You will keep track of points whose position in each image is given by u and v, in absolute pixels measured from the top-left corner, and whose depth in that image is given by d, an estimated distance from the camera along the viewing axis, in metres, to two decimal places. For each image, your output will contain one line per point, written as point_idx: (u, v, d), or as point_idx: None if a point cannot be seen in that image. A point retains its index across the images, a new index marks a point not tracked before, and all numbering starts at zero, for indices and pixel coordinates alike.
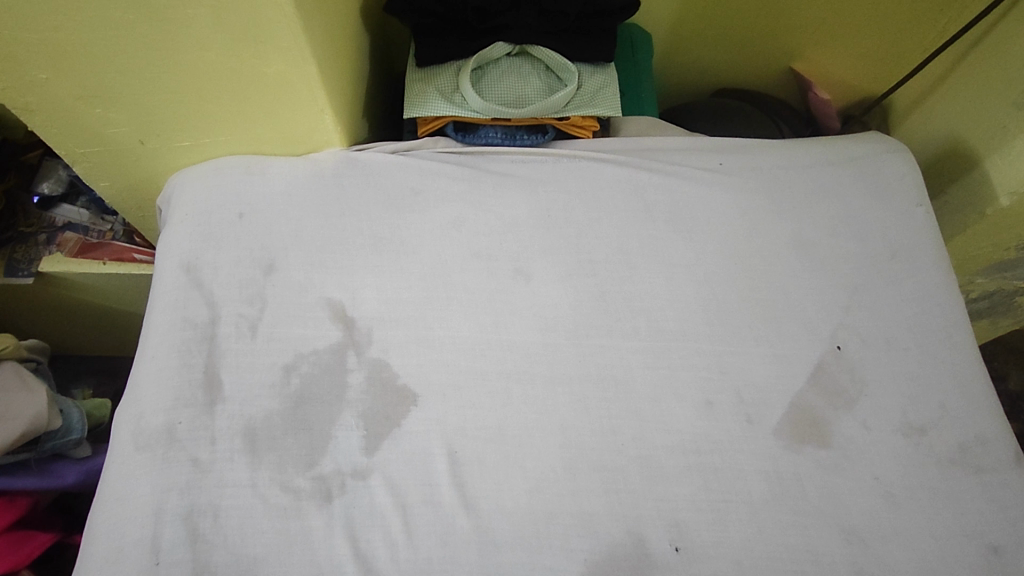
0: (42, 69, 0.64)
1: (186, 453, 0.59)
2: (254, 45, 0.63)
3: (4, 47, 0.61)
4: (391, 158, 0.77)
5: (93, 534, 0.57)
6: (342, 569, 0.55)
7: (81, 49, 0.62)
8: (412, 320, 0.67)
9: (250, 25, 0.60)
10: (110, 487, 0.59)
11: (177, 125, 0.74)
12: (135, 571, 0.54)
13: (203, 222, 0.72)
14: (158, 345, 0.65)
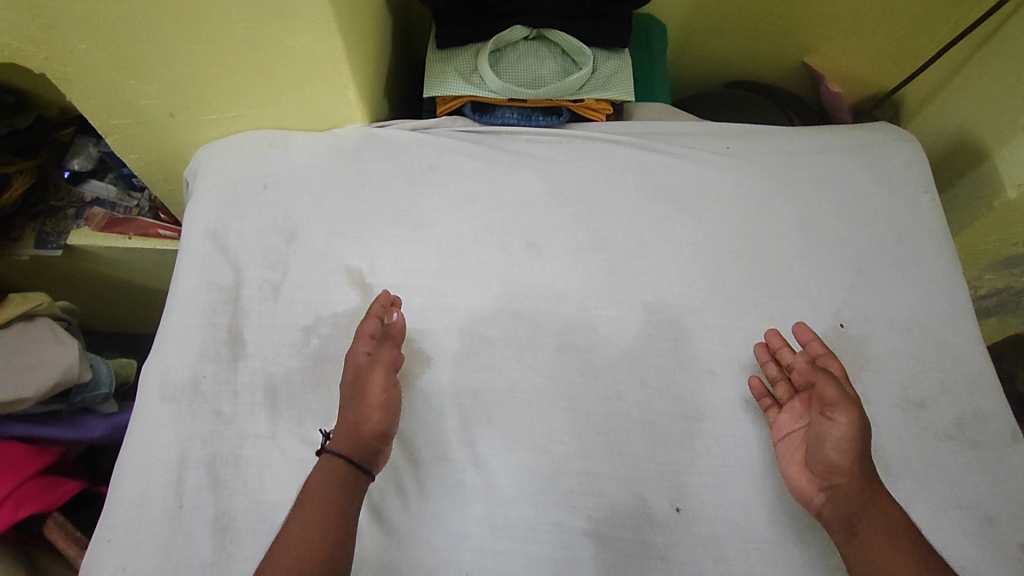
0: (82, 40, 0.67)
1: (209, 404, 0.62)
2: (281, 20, 0.65)
3: (49, 18, 0.64)
4: (409, 135, 0.79)
5: (119, 477, 0.60)
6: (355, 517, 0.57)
7: (119, 21, 0.65)
8: (427, 288, 0.69)
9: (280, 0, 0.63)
10: (137, 434, 0.62)
11: (205, 98, 0.77)
12: (159, 511, 0.57)
13: (229, 191, 0.75)
14: (184, 305, 0.68)
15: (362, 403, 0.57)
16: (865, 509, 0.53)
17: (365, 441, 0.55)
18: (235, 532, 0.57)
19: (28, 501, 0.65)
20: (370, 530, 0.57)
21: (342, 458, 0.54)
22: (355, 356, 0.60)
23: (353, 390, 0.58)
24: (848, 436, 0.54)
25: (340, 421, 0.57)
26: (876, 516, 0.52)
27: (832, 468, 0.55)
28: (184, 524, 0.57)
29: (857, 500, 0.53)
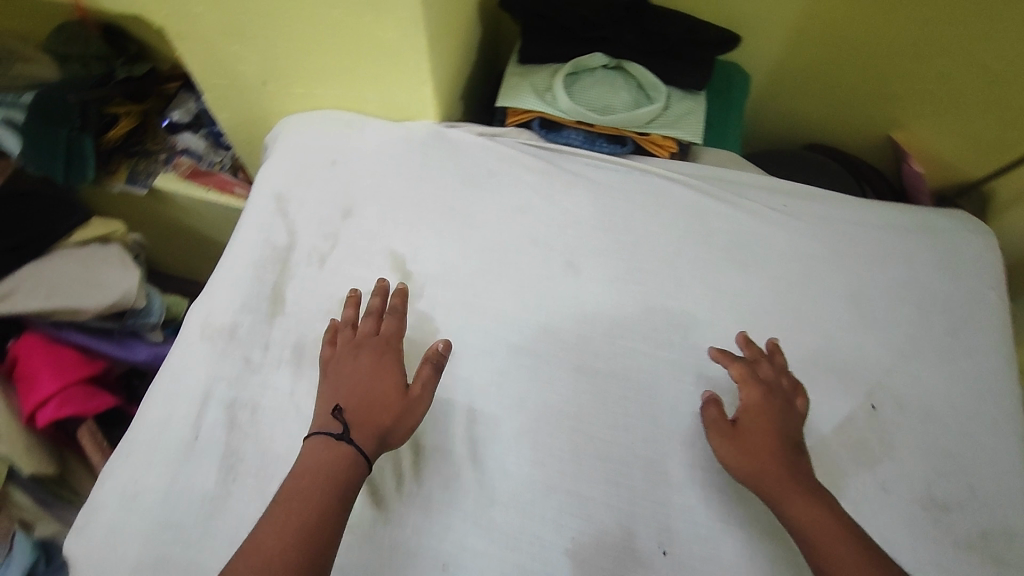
0: (202, 4, 0.75)
1: (242, 350, 0.66)
2: (372, 15, 0.71)
3: None
4: (475, 139, 0.82)
5: (148, 402, 0.65)
6: None
7: None
8: (463, 285, 0.72)
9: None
10: (172, 364, 0.66)
11: (297, 74, 0.84)
12: (177, 438, 0.61)
13: (302, 162, 0.81)
14: (239, 256, 0.74)
15: (396, 410, 0.58)
16: (776, 510, 0.56)
17: (382, 426, 0.57)
18: (238, 474, 0.60)
19: (68, 404, 0.70)
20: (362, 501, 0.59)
21: (364, 457, 0.55)
22: (388, 341, 0.63)
23: (386, 391, 0.59)
24: (729, 448, 0.59)
25: (366, 416, 0.57)
26: (793, 516, 0.54)
27: (735, 477, 0.59)
28: (194, 456, 0.60)
29: (766, 499, 0.57)
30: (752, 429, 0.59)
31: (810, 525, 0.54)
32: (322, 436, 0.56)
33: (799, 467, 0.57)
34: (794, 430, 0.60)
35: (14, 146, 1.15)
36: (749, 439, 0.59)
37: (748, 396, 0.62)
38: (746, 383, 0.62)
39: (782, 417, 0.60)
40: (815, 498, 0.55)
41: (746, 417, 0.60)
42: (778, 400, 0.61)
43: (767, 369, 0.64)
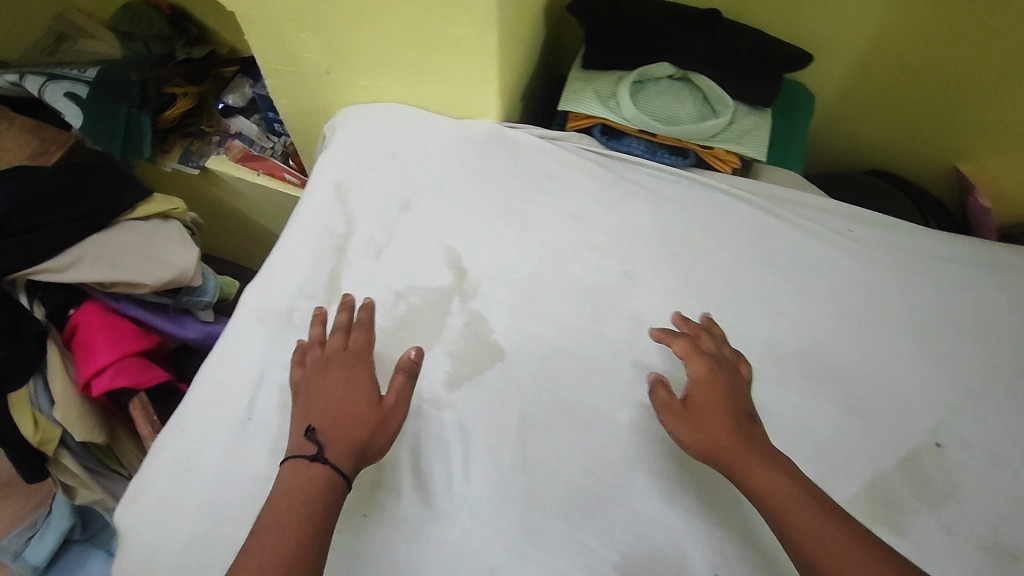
0: None
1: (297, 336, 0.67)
2: (444, 11, 0.71)
3: None
4: (535, 141, 0.81)
5: (201, 381, 0.65)
6: (398, 480, 0.60)
7: None
8: (519, 287, 0.72)
9: None
10: (228, 344, 0.67)
11: (361, 65, 0.84)
12: (230, 418, 0.62)
13: (362, 154, 0.82)
14: (297, 243, 0.75)
15: (372, 421, 0.57)
16: (738, 481, 0.55)
17: (359, 439, 0.56)
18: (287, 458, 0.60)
19: (123, 375, 0.70)
20: (414, 498, 0.59)
21: (343, 474, 0.54)
22: (357, 352, 0.63)
23: (361, 403, 0.58)
24: (683, 425, 0.58)
25: (341, 430, 0.56)
26: (754, 483, 0.54)
27: (692, 453, 0.58)
28: (246, 438, 0.60)
29: (727, 471, 0.56)
30: (702, 403, 0.59)
31: (774, 490, 0.53)
32: (297, 460, 0.54)
33: (751, 434, 0.57)
34: (743, 399, 0.60)
35: (74, 117, 1.18)
36: (702, 414, 0.58)
37: (694, 371, 0.61)
38: (692, 358, 0.62)
39: (730, 388, 0.60)
40: (775, 463, 0.55)
41: (696, 391, 0.60)
42: (722, 371, 0.62)
43: (709, 343, 0.64)
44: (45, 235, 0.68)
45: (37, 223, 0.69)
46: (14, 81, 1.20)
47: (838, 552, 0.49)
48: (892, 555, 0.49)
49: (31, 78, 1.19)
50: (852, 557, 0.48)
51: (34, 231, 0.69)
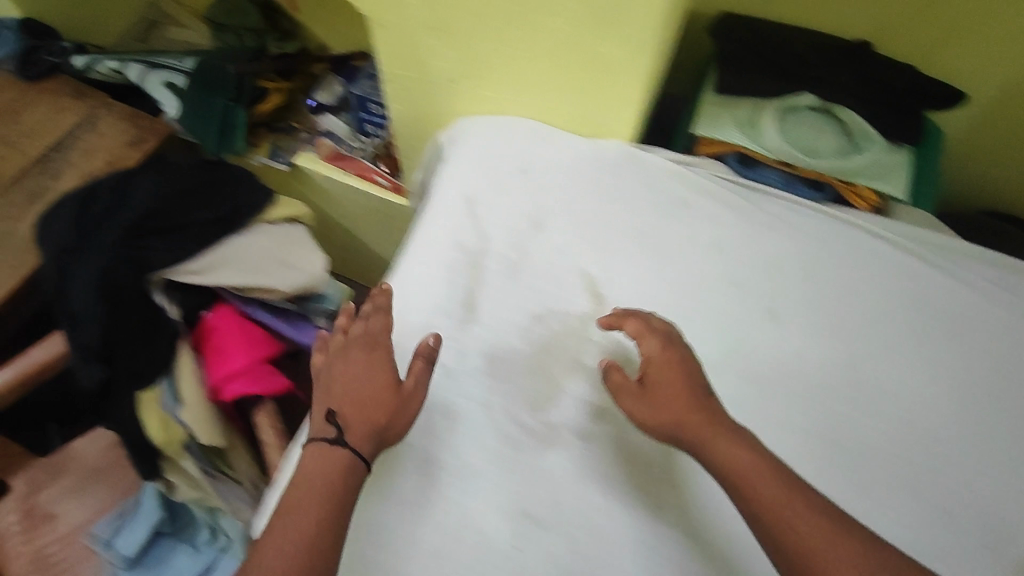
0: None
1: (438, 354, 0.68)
2: (605, 25, 0.69)
3: None
4: (669, 166, 0.79)
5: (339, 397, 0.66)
6: (554, 505, 0.62)
7: None
8: (659, 318, 0.72)
9: (618, 11, 0.67)
10: None
11: (490, 75, 0.82)
12: None
13: (492, 169, 0.80)
14: (430, 258, 0.74)
15: (388, 408, 0.60)
16: (703, 459, 0.57)
17: (373, 423, 0.58)
18: (436, 480, 0.62)
19: (253, 383, 0.73)
20: (484, 494, 0.62)
21: (362, 458, 0.57)
22: (376, 334, 0.64)
23: (378, 391, 0.60)
24: (646, 408, 0.60)
25: (359, 415, 0.59)
26: (718, 458, 0.56)
27: (653, 432, 0.60)
28: (399, 453, 0.63)
29: (690, 450, 0.57)
30: (659, 384, 0.60)
31: (739, 463, 0.55)
32: (318, 446, 0.58)
33: (712, 409, 0.58)
34: (695, 370, 0.61)
35: (173, 108, 1.20)
36: (663, 394, 0.59)
37: (649, 349, 0.62)
38: (647, 336, 0.63)
39: (683, 363, 0.61)
40: (740, 438, 0.56)
41: (651, 372, 0.61)
42: (677, 346, 0.62)
43: (658, 319, 0.65)
44: (188, 233, 0.70)
45: (181, 221, 0.71)
46: (117, 68, 1.23)
47: (794, 514, 0.51)
48: (848, 521, 0.52)
49: (132, 67, 1.22)
50: (807, 520, 0.51)
51: (179, 229, 0.71)
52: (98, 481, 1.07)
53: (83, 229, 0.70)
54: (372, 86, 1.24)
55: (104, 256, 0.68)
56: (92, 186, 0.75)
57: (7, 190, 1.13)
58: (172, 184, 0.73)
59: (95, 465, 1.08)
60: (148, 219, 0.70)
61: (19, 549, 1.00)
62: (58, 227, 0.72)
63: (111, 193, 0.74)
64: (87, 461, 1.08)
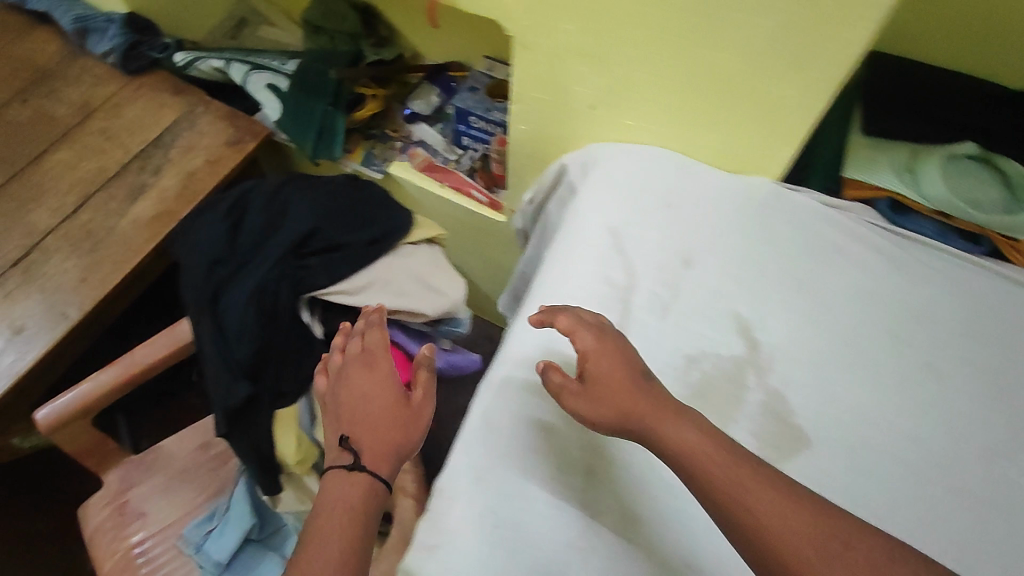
0: (574, 20, 0.74)
1: None
2: (784, 67, 0.68)
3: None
4: (819, 209, 0.78)
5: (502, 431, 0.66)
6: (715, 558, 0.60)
7: (629, 18, 0.71)
8: (813, 367, 0.70)
9: (803, 49, 0.66)
10: (525, 393, 0.68)
11: (636, 104, 0.81)
12: (541, 475, 0.64)
13: (637, 200, 0.79)
14: (575, 291, 0.73)
15: (404, 421, 0.61)
16: (654, 445, 0.57)
17: (388, 436, 0.60)
18: (599, 525, 0.62)
19: None
20: (579, 513, 0.62)
21: (382, 477, 0.58)
22: (371, 347, 0.65)
23: (391, 405, 0.61)
24: (595, 402, 0.59)
25: (372, 434, 0.59)
26: (666, 441, 0.55)
27: (603, 424, 0.59)
28: (560, 496, 0.63)
29: (640, 438, 0.57)
30: (607, 378, 0.60)
31: (685, 443, 0.55)
32: (337, 471, 0.58)
33: (646, 391, 0.59)
34: (635, 360, 0.63)
35: (273, 110, 1.19)
36: (606, 387, 0.59)
37: (584, 343, 0.62)
38: (584, 330, 0.63)
39: (622, 354, 0.62)
40: (684, 416, 0.57)
41: (588, 365, 0.61)
42: (609, 336, 0.63)
43: (591, 315, 0.65)
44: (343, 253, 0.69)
45: (338, 241, 0.70)
46: (220, 67, 1.22)
47: (752, 486, 0.51)
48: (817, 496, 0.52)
49: (236, 66, 1.21)
50: (765, 492, 0.51)
51: (335, 249, 0.69)
52: (187, 481, 1.08)
53: (233, 247, 0.69)
54: (474, 99, 1.19)
55: (260, 272, 0.66)
56: (223, 200, 0.74)
57: (109, 184, 1.14)
58: (319, 200, 0.73)
59: (185, 465, 1.09)
60: (305, 237, 0.69)
61: (114, 544, 1.02)
62: (196, 242, 0.70)
63: (250, 207, 0.72)
64: (177, 460, 1.09)
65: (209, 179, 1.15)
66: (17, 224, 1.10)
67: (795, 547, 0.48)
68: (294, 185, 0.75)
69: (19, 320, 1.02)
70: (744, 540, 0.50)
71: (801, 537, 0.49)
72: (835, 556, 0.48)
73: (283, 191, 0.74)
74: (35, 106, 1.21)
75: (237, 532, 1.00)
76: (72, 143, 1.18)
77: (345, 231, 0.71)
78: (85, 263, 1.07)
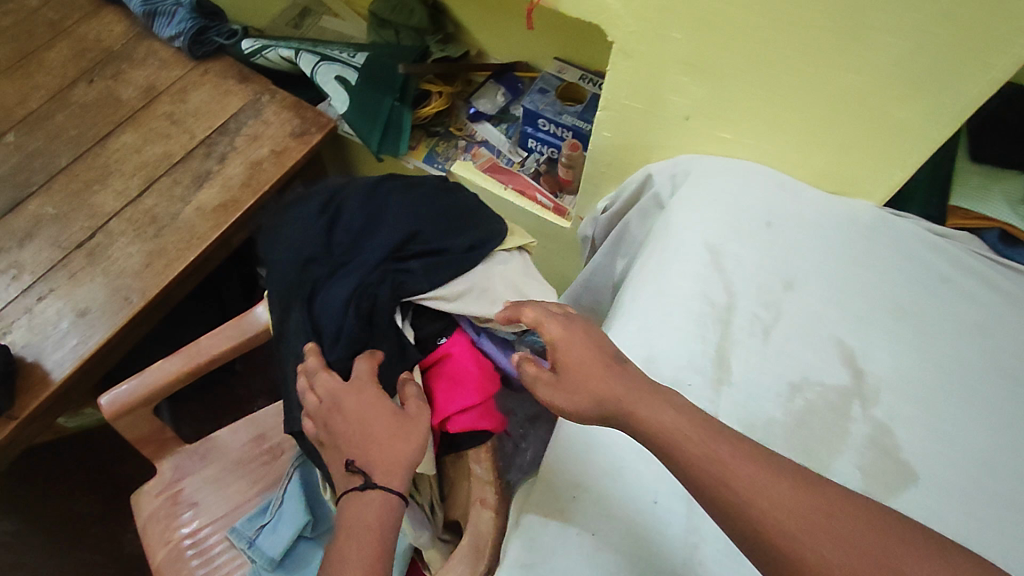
0: (685, 30, 0.72)
1: None
2: (905, 90, 0.66)
3: (681, 5, 0.70)
4: (922, 236, 0.77)
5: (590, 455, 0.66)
6: None
7: (746, 32, 0.68)
8: (921, 401, 0.68)
9: (934, 74, 0.64)
10: None
11: (737, 119, 0.78)
12: (637, 495, 0.63)
13: (735, 217, 0.77)
14: (673, 310, 0.72)
15: (404, 430, 0.61)
16: (638, 429, 0.55)
17: (393, 448, 0.59)
18: (702, 550, 0.60)
19: (483, 418, 0.69)
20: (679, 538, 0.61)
21: (394, 490, 0.57)
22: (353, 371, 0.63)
23: (387, 420, 0.60)
24: (567, 394, 0.58)
25: (375, 453, 0.58)
26: (645, 422, 0.54)
27: (588, 413, 0.57)
28: (659, 517, 0.62)
29: (623, 423, 0.56)
30: (576, 369, 0.58)
31: (664, 427, 0.53)
32: (350, 496, 0.58)
33: (619, 372, 0.58)
34: (606, 345, 0.61)
35: (340, 102, 1.18)
36: (573, 375, 0.58)
37: (552, 331, 0.61)
38: (549, 320, 0.62)
39: (590, 341, 0.60)
40: (662, 398, 0.55)
41: (559, 352, 0.60)
42: (576, 323, 0.62)
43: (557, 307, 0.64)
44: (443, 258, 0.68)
45: (438, 246, 0.69)
46: (289, 56, 1.23)
47: (728, 460, 0.50)
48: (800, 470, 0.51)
49: (305, 56, 1.22)
50: (741, 465, 0.50)
51: (434, 253, 0.69)
52: (241, 474, 1.06)
53: (330, 244, 0.68)
54: (545, 101, 1.16)
55: (360, 273, 0.66)
56: (318, 193, 0.72)
57: (173, 169, 1.13)
58: (418, 201, 0.72)
59: (239, 457, 1.08)
60: (406, 240, 0.68)
61: (166, 534, 1.01)
62: (291, 235, 0.69)
63: (346, 203, 0.71)
64: (231, 452, 1.08)
65: (275, 171, 1.13)
66: (82, 206, 1.09)
67: (784, 524, 0.47)
68: (391, 183, 0.73)
69: (82, 303, 1.01)
70: (724, 514, 0.49)
71: (785, 513, 0.47)
72: (820, 528, 0.47)
73: (380, 187, 0.73)
74: (102, 88, 1.21)
75: (290, 529, 0.97)
76: (137, 126, 1.17)
77: (443, 235, 0.70)
78: (149, 249, 1.06)
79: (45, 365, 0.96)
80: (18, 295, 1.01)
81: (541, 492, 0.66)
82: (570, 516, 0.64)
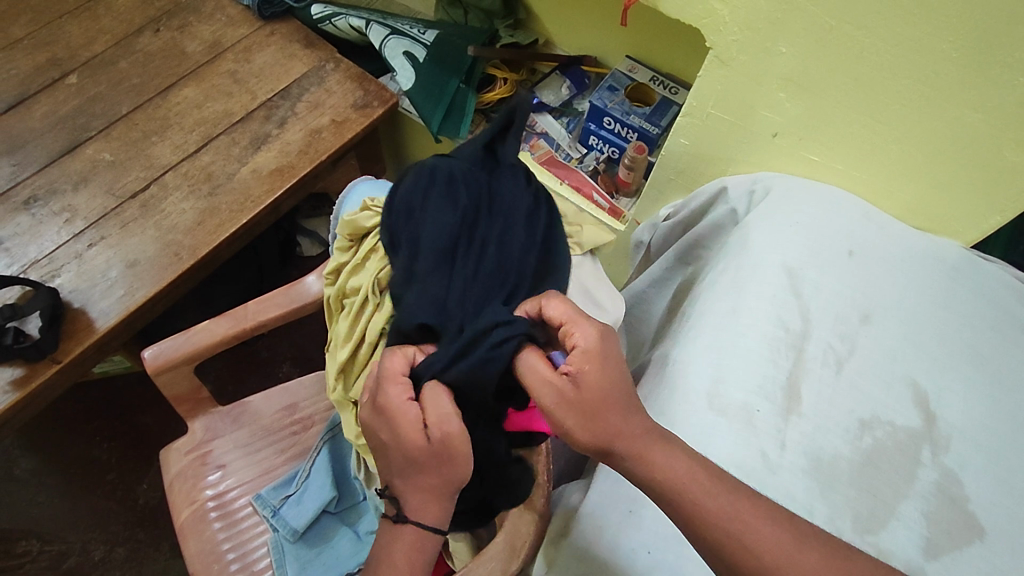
0: (792, 43, 0.70)
1: (758, 443, 0.64)
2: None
3: (792, 15, 0.67)
4: (1009, 284, 0.74)
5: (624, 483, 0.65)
6: None
7: (858, 49, 0.66)
8: (998, 455, 0.64)
9: None
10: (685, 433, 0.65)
11: (831, 141, 0.76)
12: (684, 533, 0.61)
13: (817, 242, 0.74)
14: (746, 332, 0.70)
15: (440, 461, 0.57)
16: (638, 471, 0.53)
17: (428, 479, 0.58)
18: None
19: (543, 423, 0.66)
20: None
21: (429, 527, 0.59)
22: (388, 395, 0.59)
23: (419, 446, 0.57)
24: (578, 418, 0.54)
25: (412, 484, 0.59)
26: (653, 471, 0.52)
27: (589, 443, 0.54)
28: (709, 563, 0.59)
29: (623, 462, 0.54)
30: (600, 395, 0.54)
31: (651, 460, 0.53)
32: (389, 516, 0.62)
33: (635, 410, 0.55)
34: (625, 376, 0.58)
35: (405, 79, 1.17)
36: (591, 399, 0.54)
37: (584, 340, 0.56)
38: (580, 324, 0.57)
39: (618, 364, 0.56)
40: (670, 443, 0.54)
41: (585, 367, 0.55)
42: (608, 338, 0.58)
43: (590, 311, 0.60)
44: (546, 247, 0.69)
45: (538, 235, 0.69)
46: (359, 27, 1.22)
47: (717, 491, 0.52)
48: (777, 507, 0.52)
49: (375, 29, 1.20)
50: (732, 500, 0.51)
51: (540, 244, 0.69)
52: (269, 442, 1.05)
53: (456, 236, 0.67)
54: (614, 100, 1.13)
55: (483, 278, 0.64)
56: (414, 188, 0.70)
57: (232, 129, 1.12)
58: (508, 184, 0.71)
59: (268, 424, 1.06)
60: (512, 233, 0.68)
61: (191, 494, 1.00)
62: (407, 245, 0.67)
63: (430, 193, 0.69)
64: (262, 419, 1.06)
65: (334, 140, 1.12)
66: (138, 156, 1.08)
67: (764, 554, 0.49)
68: (445, 158, 0.72)
69: (131, 254, 1.00)
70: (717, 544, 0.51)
71: (775, 551, 0.50)
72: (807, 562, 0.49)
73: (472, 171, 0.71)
74: (168, 38, 1.20)
75: (315, 502, 0.95)
76: (200, 81, 1.16)
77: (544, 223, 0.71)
78: (203, 207, 1.05)
79: (91, 313, 0.95)
80: (69, 240, 1.01)
81: (593, 504, 0.65)
82: (623, 530, 0.62)
